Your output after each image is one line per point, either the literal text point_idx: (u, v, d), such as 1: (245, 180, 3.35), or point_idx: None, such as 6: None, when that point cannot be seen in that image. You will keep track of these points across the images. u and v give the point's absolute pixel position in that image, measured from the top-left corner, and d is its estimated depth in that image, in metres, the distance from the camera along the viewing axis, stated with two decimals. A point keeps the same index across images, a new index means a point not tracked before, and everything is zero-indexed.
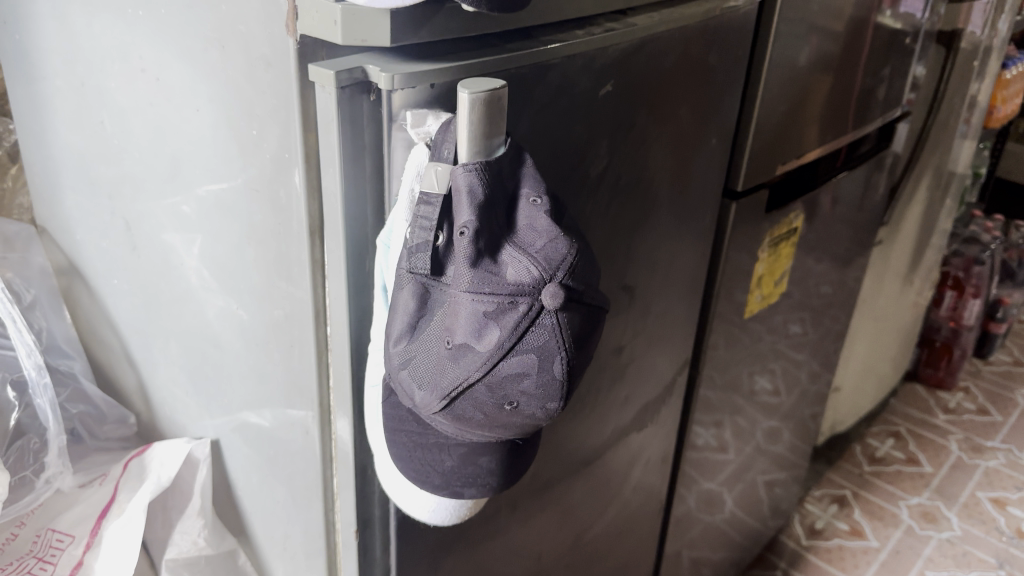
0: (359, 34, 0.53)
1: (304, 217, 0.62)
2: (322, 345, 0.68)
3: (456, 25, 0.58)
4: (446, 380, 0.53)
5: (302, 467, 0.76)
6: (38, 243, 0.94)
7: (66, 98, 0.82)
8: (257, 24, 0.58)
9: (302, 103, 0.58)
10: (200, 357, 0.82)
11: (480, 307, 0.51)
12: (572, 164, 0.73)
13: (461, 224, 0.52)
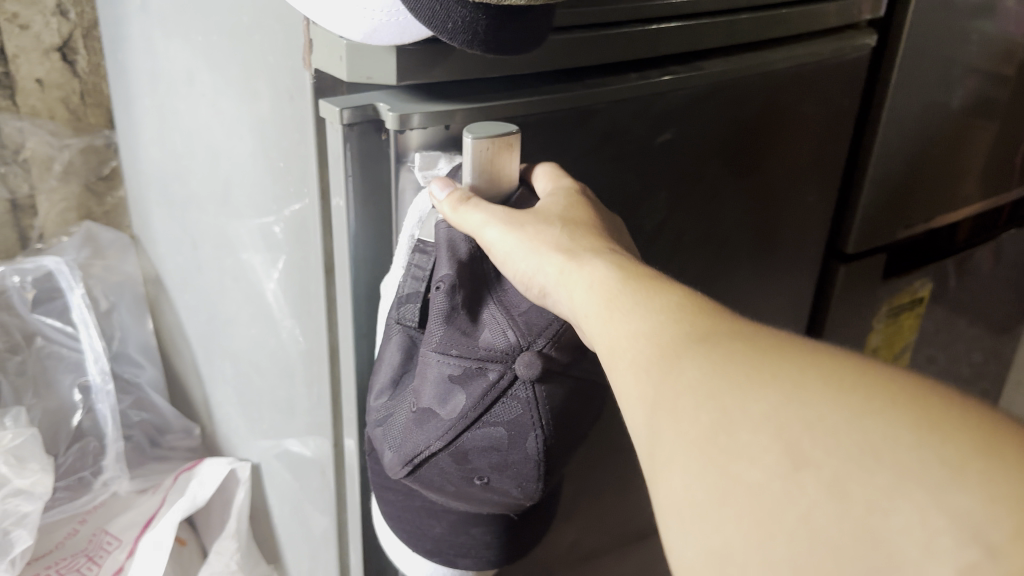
0: (365, 70, 0.51)
1: (319, 255, 0.60)
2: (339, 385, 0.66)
3: (478, 64, 0.54)
4: (409, 446, 0.49)
5: (322, 504, 0.74)
6: (130, 253, 1.00)
7: (151, 116, 0.85)
8: (282, 57, 0.57)
9: (317, 139, 0.56)
10: (247, 379, 0.83)
11: (446, 370, 0.49)
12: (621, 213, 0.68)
13: (438, 277, 0.50)
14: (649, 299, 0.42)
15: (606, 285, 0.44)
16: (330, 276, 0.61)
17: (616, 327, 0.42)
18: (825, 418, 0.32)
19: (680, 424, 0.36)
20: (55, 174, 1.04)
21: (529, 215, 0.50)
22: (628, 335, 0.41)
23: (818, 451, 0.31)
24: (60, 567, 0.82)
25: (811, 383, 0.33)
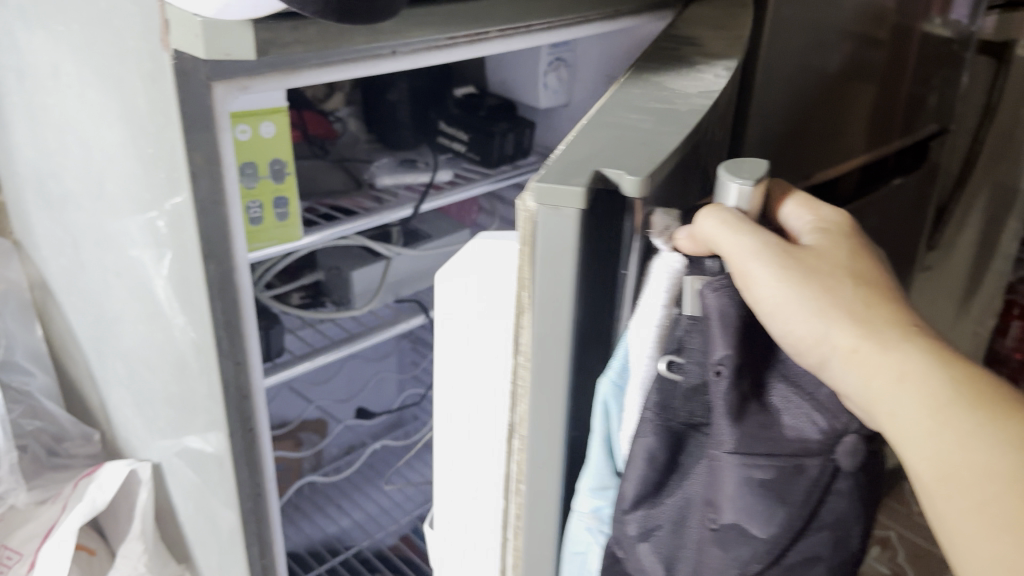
0: (223, 47, 0.50)
1: (196, 240, 0.59)
2: (230, 375, 0.65)
3: (338, 34, 0.54)
4: (716, 566, 0.47)
5: (224, 497, 0.73)
6: (13, 259, 0.95)
7: (20, 114, 0.82)
8: (143, 38, 0.55)
9: (182, 119, 0.55)
10: (141, 377, 0.81)
11: (760, 476, 0.45)
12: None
13: (717, 361, 0.45)
14: (900, 345, 0.44)
15: (930, 384, 0.43)
16: (210, 263, 0.60)
17: (899, 414, 0.43)
18: (985, 490, 0.41)
19: (952, 495, 0.42)
20: None
21: (808, 261, 0.47)
22: (908, 418, 0.43)
23: (973, 501, 0.41)
24: None
25: (1000, 464, 0.41)
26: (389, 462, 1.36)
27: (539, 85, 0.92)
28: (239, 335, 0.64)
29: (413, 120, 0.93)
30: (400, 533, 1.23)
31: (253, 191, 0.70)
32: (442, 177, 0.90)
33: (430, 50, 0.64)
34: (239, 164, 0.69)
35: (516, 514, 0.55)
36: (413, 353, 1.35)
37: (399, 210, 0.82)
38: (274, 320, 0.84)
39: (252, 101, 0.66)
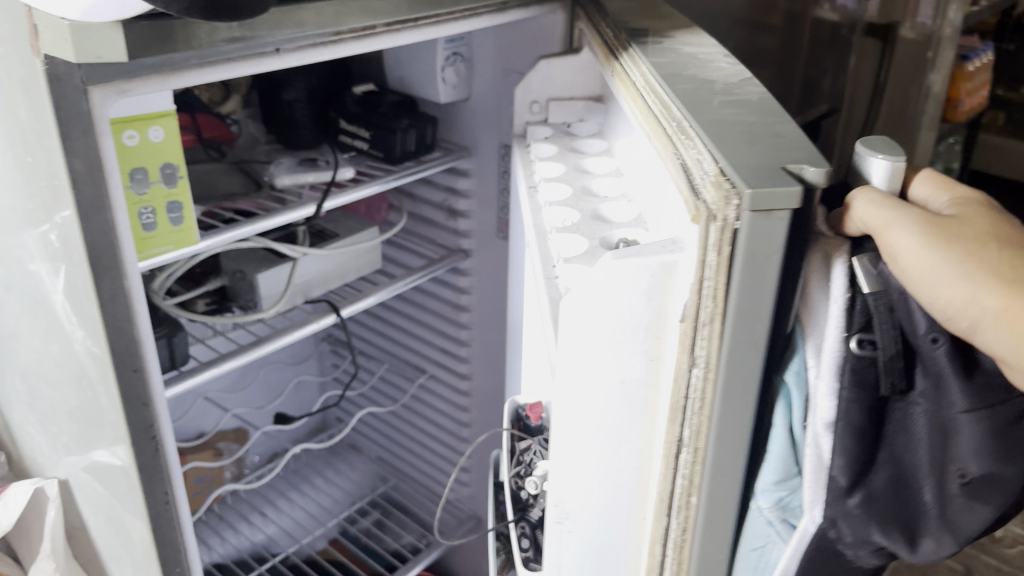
0: (93, 51, 0.49)
1: (81, 248, 0.58)
2: (127, 383, 0.64)
3: (207, 31, 0.54)
4: (971, 522, 0.46)
5: (133, 509, 0.72)
6: None
7: None
8: (12, 44, 0.54)
9: (58, 126, 0.54)
10: (41, 393, 0.79)
11: (988, 424, 0.44)
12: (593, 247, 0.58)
13: (928, 330, 0.45)
14: None
15: None
16: (97, 270, 0.59)
17: None
18: None
19: None
20: None
21: (948, 230, 0.45)
22: None
23: None
24: None
25: None
26: (314, 466, 1.35)
27: (438, 79, 0.91)
28: (135, 342, 0.63)
29: (312, 119, 0.94)
30: (328, 537, 1.25)
31: (145, 197, 0.69)
32: (344, 175, 0.89)
33: (316, 47, 0.64)
34: (128, 169, 0.67)
35: (681, 529, 0.52)
36: (331, 356, 1.34)
37: (301, 209, 0.82)
38: (177, 327, 0.83)
39: (136, 104, 0.65)
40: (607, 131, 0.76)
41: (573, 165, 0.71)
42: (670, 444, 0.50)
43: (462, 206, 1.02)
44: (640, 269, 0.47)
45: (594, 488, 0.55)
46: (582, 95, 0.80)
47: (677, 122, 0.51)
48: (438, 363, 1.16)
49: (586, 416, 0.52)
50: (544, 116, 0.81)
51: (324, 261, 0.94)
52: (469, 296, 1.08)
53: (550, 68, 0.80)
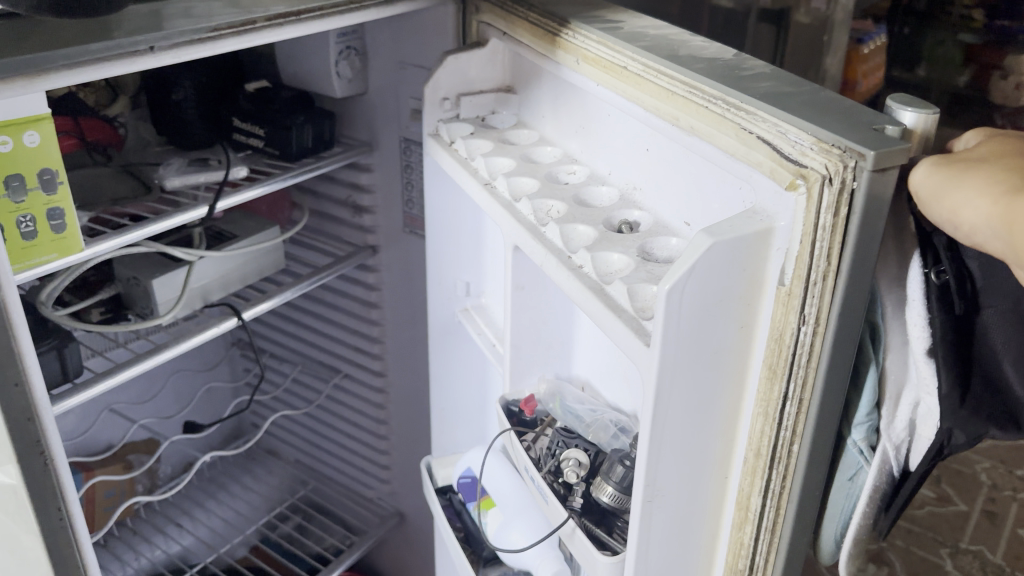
0: None
1: None
2: (9, 400, 0.61)
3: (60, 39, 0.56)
4: None
5: (26, 532, 0.68)
6: None
7: None
8: None
9: None
10: None
11: None
12: (592, 234, 0.53)
13: None
14: None
15: None
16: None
17: None
18: None
19: None
20: None
21: (959, 160, 0.42)
22: None
23: None
24: None
25: None
26: (230, 473, 1.32)
27: (332, 74, 0.90)
28: (14, 354, 0.60)
29: (202, 117, 0.91)
30: (248, 544, 1.23)
31: (21, 205, 0.65)
32: (238, 174, 0.88)
33: (193, 44, 0.62)
34: (3, 176, 0.63)
35: (781, 484, 0.46)
36: (243, 360, 1.31)
37: (195, 210, 0.81)
38: (68, 337, 0.79)
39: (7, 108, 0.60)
40: (537, 119, 0.69)
41: (523, 157, 0.64)
42: (773, 406, 0.44)
43: (366, 202, 1.01)
44: (739, 239, 0.41)
45: (683, 473, 0.48)
46: (489, 87, 0.72)
47: (725, 100, 0.45)
48: (351, 362, 1.15)
49: (684, 396, 0.45)
50: (458, 112, 0.72)
51: (222, 263, 0.93)
52: (379, 292, 1.06)
53: (459, 63, 0.71)
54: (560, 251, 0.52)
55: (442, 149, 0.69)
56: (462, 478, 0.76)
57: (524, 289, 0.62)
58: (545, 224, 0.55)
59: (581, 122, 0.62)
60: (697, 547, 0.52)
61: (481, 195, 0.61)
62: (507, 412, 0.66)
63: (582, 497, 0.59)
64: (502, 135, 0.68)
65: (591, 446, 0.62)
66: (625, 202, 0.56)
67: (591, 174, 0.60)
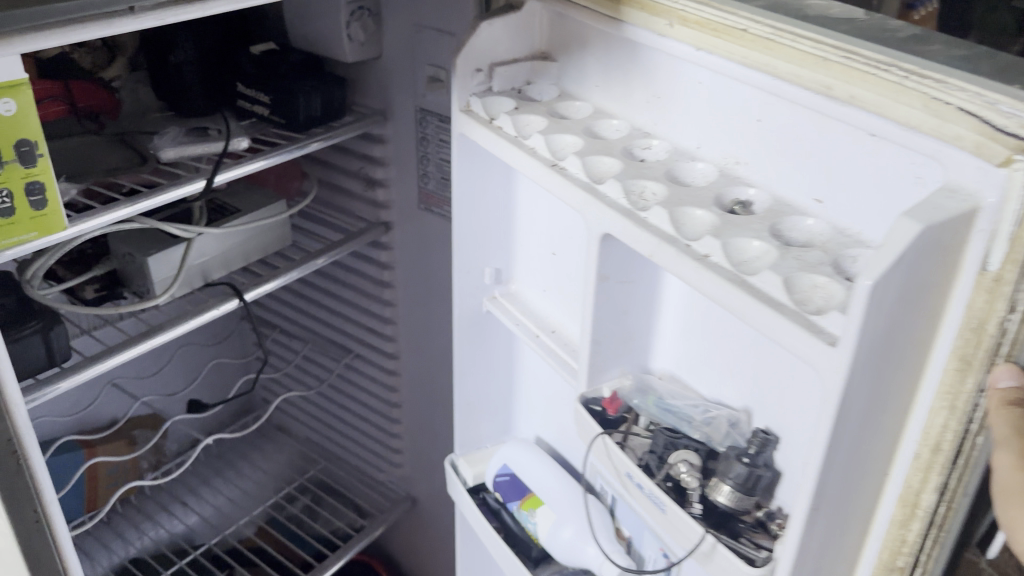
0: None
1: None
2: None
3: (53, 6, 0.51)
4: None
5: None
6: None
7: None
8: None
9: None
10: None
11: None
12: (712, 219, 0.47)
13: None
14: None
15: None
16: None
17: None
18: None
19: None
20: None
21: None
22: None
23: None
24: None
25: None
26: (240, 450, 1.30)
27: (343, 37, 0.86)
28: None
29: (201, 80, 0.87)
30: (255, 524, 1.21)
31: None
32: (239, 146, 0.83)
33: (179, 4, 0.57)
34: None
35: (959, 477, 0.42)
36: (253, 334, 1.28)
37: (191, 183, 0.76)
38: (54, 320, 0.76)
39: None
40: (589, 91, 0.64)
41: (588, 133, 0.59)
42: (965, 399, 0.40)
43: (379, 175, 0.96)
44: (947, 221, 0.35)
45: (845, 482, 0.43)
46: (523, 55, 0.67)
47: (899, 67, 0.40)
48: (362, 342, 1.11)
49: (866, 398, 0.39)
50: (491, 85, 0.66)
51: (224, 238, 0.89)
52: (393, 271, 1.02)
53: (493, 32, 0.65)
54: (673, 239, 0.47)
55: (483, 126, 0.62)
56: (498, 477, 0.76)
57: (608, 278, 0.56)
58: (644, 209, 0.49)
59: (658, 92, 0.57)
60: (844, 553, 0.47)
61: (551, 179, 0.55)
62: (591, 411, 0.60)
63: (700, 501, 0.53)
64: (552, 107, 0.64)
65: (698, 443, 0.56)
66: (726, 179, 0.52)
67: (675, 150, 0.56)
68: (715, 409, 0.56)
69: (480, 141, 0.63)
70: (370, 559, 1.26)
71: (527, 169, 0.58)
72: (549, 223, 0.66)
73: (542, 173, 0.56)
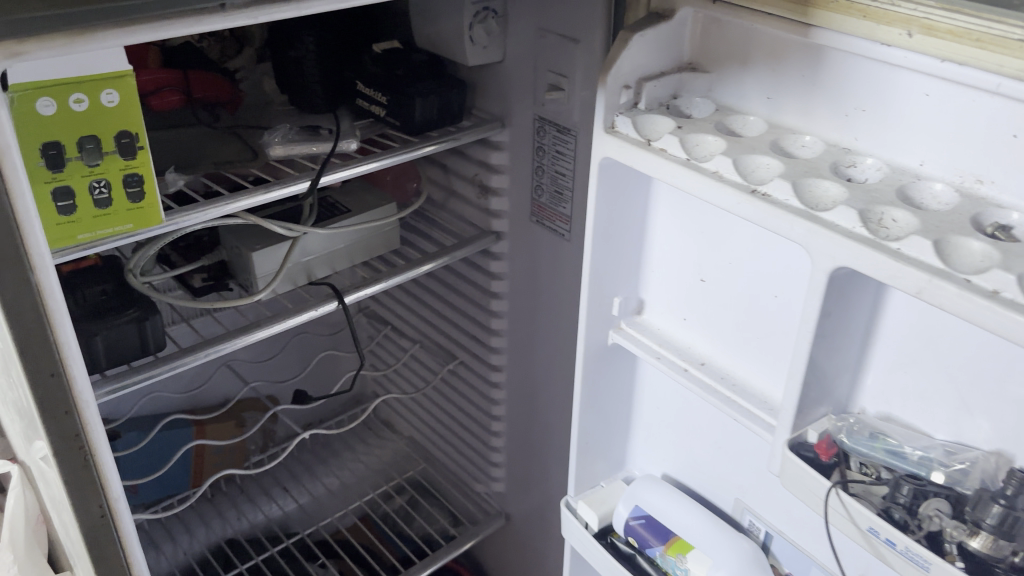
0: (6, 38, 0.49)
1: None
2: (44, 390, 0.58)
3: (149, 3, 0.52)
4: None
5: (57, 499, 0.66)
6: None
7: None
8: None
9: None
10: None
11: None
12: (988, 250, 0.45)
13: None
14: None
15: None
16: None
17: None
18: None
19: None
20: None
21: None
22: None
23: None
24: None
25: None
26: (345, 441, 1.29)
27: (465, 38, 0.84)
28: (50, 343, 0.58)
29: (322, 78, 0.87)
30: (358, 513, 1.20)
31: (97, 168, 0.67)
32: (348, 147, 0.83)
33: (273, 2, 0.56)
34: (78, 137, 0.65)
35: None
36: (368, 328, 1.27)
37: (299, 182, 0.78)
38: (150, 310, 0.78)
39: (74, 66, 0.62)
40: (752, 105, 0.65)
41: (779, 151, 0.59)
42: None
43: (494, 182, 0.94)
44: None
45: None
46: (672, 67, 0.68)
47: None
48: (466, 351, 1.10)
49: None
50: (637, 101, 0.66)
51: (331, 240, 0.89)
52: (502, 280, 0.99)
53: (643, 44, 0.65)
54: (946, 273, 0.44)
55: (650, 153, 0.60)
56: (633, 521, 0.81)
57: (830, 314, 0.53)
58: (892, 238, 0.47)
59: (860, 103, 0.56)
60: None
61: (754, 209, 0.53)
62: (805, 459, 0.57)
63: (958, 549, 0.51)
64: (719, 121, 0.64)
65: (945, 489, 0.54)
66: (970, 200, 0.51)
67: (890, 167, 0.55)
68: (959, 451, 0.54)
69: (650, 171, 0.61)
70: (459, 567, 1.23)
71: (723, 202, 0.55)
72: (697, 250, 0.73)
73: (742, 203, 0.54)
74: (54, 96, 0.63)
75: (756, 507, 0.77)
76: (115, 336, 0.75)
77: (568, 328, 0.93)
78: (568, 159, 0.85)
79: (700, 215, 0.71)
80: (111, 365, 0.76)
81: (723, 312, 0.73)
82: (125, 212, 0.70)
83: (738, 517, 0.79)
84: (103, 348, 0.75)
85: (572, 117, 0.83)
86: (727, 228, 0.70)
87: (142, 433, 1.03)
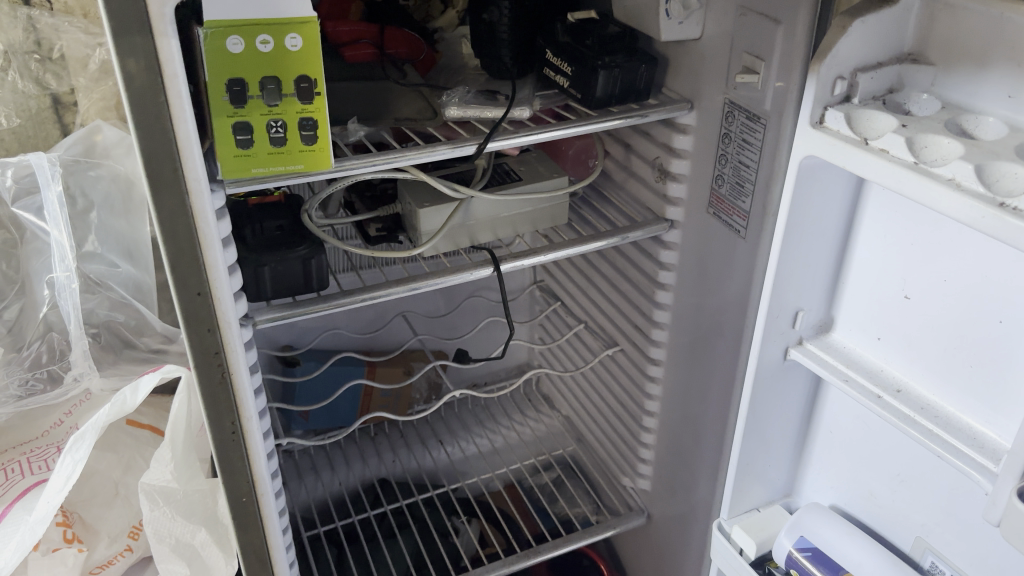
0: None
1: (142, 156, 0.57)
2: (190, 306, 0.64)
3: None
4: None
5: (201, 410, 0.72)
6: (135, 153, 1.00)
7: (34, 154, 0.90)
8: None
9: (155, 47, 0.54)
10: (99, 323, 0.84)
11: None
12: None
13: None
14: None
15: None
16: (155, 183, 0.58)
17: None
18: None
19: None
20: (88, 73, 1.04)
21: None
22: None
23: None
24: (33, 454, 0.89)
25: None
26: (506, 407, 1.31)
27: (661, 12, 0.80)
28: (198, 263, 0.62)
29: (512, 43, 0.87)
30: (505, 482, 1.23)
31: (276, 109, 0.68)
32: (521, 115, 0.82)
33: None
34: (261, 76, 0.66)
35: None
36: (542, 301, 1.28)
37: (465, 144, 0.77)
38: (318, 249, 0.82)
39: (258, 5, 0.63)
40: (988, 105, 0.57)
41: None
42: None
43: (674, 168, 0.90)
44: None
45: None
46: (889, 56, 0.60)
47: None
48: (629, 338, 1.06)
49: None
50: (851, 96, 0.60)
51: (498, 206, 0.89)
52: (670, 270, 0.96)
53: (863, 31, 0.58)
54: None
55: (868, 154, 0.56)
56: (801, 551, 0.78)
57: None
58: None
59: None
60: None
61: (1002, 225, 0.48)
62: None
63: None
64: (949, 120, 0.57)
65: None
66: None
67: None
68: None
69: (865, 171, 0.56)
70: (597, 556, 1.21)
71: (960, 213, 0.50)
72: (903, 264, 0.67)
73: (988, 216, 0.48)
74: (244, 35, 0.64)
75: (941, 550, 0.72)
76: (283, 268, 0.80)
77: (730, 333, 0.87)
78: (754, 149, 0.78)
79: (916, 222, 0.64)
80: (276, 295, 0.82)
81: (928, 334, 0.66)
82: (299, 153, 0.71)
83: (918, 558, 0.75)
84: (270, 279, 0.80)
85: (763, 105, 0.75)
86: (942, 245, 0.63)
87: (319, 363, 1.11)
